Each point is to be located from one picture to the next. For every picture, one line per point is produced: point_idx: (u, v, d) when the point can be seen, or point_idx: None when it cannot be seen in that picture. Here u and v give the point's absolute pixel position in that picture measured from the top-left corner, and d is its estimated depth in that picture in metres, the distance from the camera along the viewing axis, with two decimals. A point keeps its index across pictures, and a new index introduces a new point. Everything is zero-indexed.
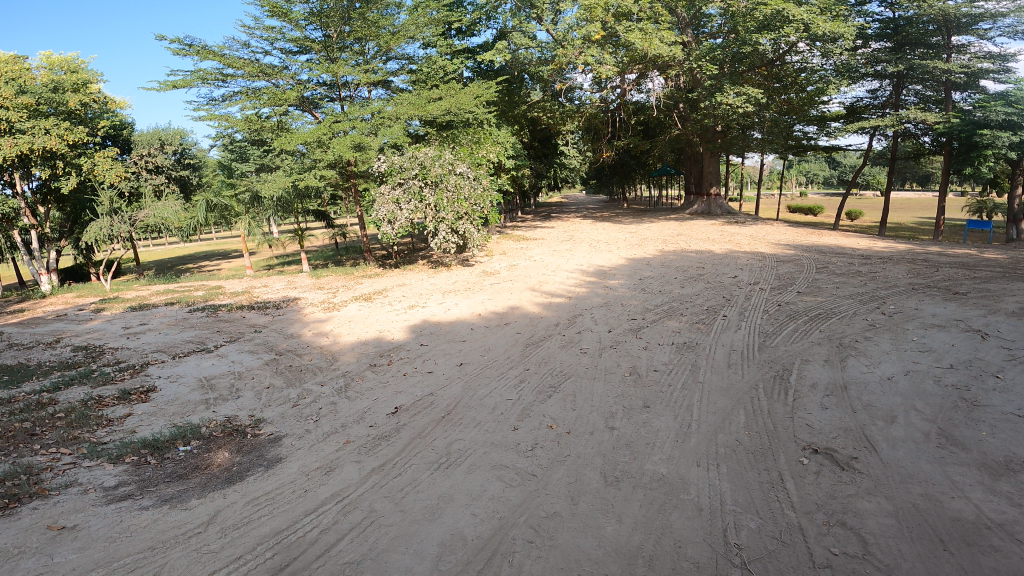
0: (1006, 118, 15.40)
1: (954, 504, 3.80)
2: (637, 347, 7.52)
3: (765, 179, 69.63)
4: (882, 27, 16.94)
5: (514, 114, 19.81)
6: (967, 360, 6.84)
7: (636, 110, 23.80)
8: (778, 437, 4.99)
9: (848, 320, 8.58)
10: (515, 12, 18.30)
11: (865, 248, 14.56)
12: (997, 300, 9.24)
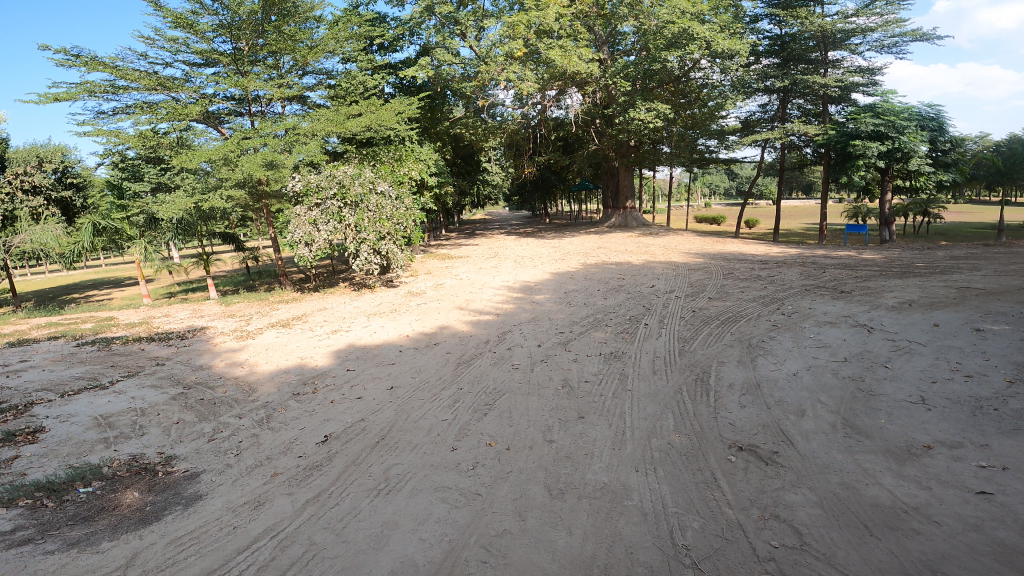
0: (874, 129, 17.30)
1: (871, 492, 4.11)
2: (567, 359, 7.65)
3: (675, 191, 73.29)
4: (772, 44, 18.69)
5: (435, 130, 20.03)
6: (859, 353, 7.51)
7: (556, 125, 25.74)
8: (705, 437, 5.21)
9: (755, 322, 9.16)
10: (438, 28, 18.46)
11: (764, 254, 15.67)
12: (878, 298, 10.20)
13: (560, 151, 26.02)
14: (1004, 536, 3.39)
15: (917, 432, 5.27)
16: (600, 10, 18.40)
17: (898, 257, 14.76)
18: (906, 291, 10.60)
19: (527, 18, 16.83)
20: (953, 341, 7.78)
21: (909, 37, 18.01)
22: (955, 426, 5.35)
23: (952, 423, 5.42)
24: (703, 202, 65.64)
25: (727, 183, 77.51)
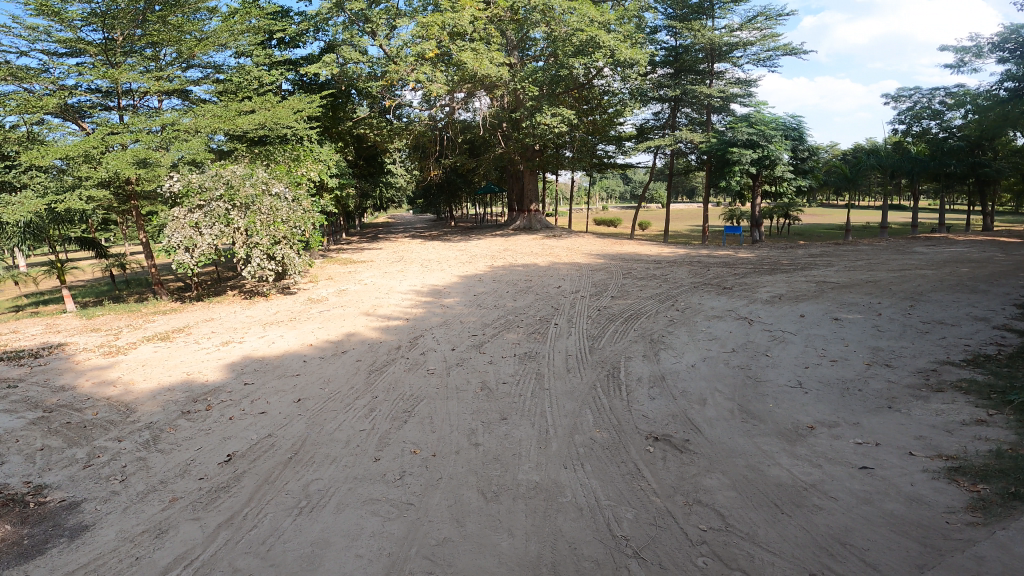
0: (748, 138, 19.00)
1: (774, 471, 4.51)
2: (483, 361, 7.67)
3: (573, 195, 75.82)
4: (667, 55, 20.30)
5: (339, 130, 18.92)
6: (744, 344, 8.21)
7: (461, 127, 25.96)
8: (624, 430, 5.45)
9: (653, 318, 9.68)
10: (347, 26, 17.98)
11: (657, 254, 16.62)
12: (755, 293, 11.19)
13: (466, 153, 25.83)
14: (890, 507, 3.86)
15: (801, 413, 5.86)
16: (513, 14, 18.60)
17: (769, 255, 16.25)
18: (779, 286, 11.71)
19: (440, 19, 16.76)
20: (820, 330, 8.73)
21: (781, 51, 19.98)
22: (831, 407, 6.00)
23: (828, 403, 6.08)
24: (597, 205, 68.40)
25: (620, 186, 81.59)
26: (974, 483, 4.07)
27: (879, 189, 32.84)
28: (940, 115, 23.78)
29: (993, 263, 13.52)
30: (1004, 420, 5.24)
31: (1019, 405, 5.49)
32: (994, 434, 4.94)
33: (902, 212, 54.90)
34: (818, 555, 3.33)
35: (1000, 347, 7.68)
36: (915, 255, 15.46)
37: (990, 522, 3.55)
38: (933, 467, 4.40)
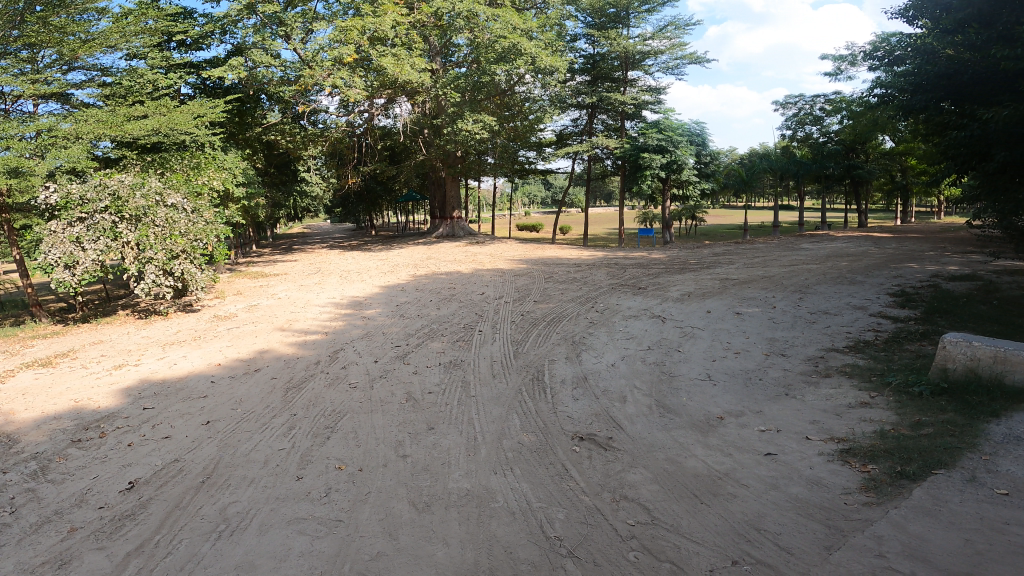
0: (658, 144, 19.91)
1: (692, 462, 4.77)
2: (407, 372, 7.58)
3: (494, 201, 76.26)
4: (585, 62, 21.52)
5: (245, 135, 18.33)
6: (658, 341, 8.61)
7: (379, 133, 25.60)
8: (551, 432, 5.57)
9: (573, 321, 9.94)
10: (259, 28, 17.28)
11: (577, 257, 17.05)
12: (667, 291, 11.76)
13: (385, 160, 25.29)
14: (795, 491, 4.19)
15: (711, 404, 6.23)
16: (437, 20, 18.44)
17: (679, 254, 17.10)
18: (688, 284, 12.36)
19: (362, 24, 16.38)
20: (725, 324, 9.32)
21: (687, 59, 21.10)
22: (738, 397, 6.43)
23: (736, 394, 6.50)
24: (518, 211, 69.15)
25: (541, 190, 83.18)
26: (864, 463, 4.51)
27: (772, 189, 35.35)
28: (821, 120, 25.90)
29: (869, 257, 14.97)
30: (883, 400, 5.85)
31: (894, 386, 6.15)
32: (879, 416, 5.48)
33: (791, 210, 59.54)
34: (736, 541, 3.56)
35: (875, 333, 8.56)
36: (806, 251, 16.81)
37: (879, 500, 3.95)
38: (828, 450, 4.83)
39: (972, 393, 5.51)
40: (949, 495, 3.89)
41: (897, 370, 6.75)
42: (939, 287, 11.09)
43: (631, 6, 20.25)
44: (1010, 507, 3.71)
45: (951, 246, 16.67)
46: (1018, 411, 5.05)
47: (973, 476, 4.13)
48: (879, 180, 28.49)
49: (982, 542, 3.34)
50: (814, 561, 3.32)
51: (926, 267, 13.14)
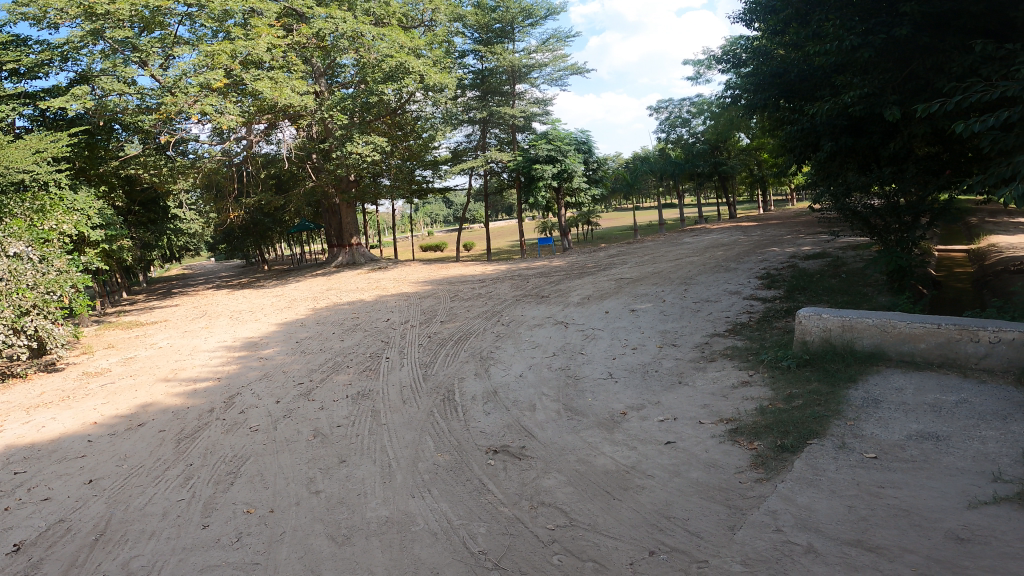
0: (548, 154, 20.60)
1: (601, 461, 4.97)
2: (313, 408, 7.36)
3: (397, 222, 75.33)
4: (474, 78, 21.90)
5: (98, 171, 16.56)
6: (562, 347, 8.91)
7: (264, 163, 24.57)
8: (464, 449, 5.61)
9: (480, 336, 10.04)
10: (108, 55, 16.14)
11: (481, 273, 17.25)
12: (567, 297, 12.16)
13: (271, 190, 24.44)
14: (696, 475, 4.50)
15: (614, 402, 6.53)
16: (319, 42, 18.05)
17: (576, 260, 17.69)
18: (587, 288, 12.84)
19: (232, 48, 15.64)
20: (622, 323, 9.80)
21: (569, 71, 21.98)
22: (638, 391, 6.79)
23: (635, 389, 6.86)
24: (421, 232, 68.71)
25: (443, 209, 83.23)
26: (751, 441, 4.94)
27: (654, 190, 37.50)
28: (688, 122, 27.83)
29: (739, 245, 16.29)
30: (760, 378, 6.43)
31: (767, 362, 6.78)
32: (760, 393, 6.00)
33: (672, 207, 63.55)
34: (650, 532, 3.75)
35: (750, 315, 9.37)
36: (687, 245, 17.99)
37: (770, 475, 4.33)
38: (720, 432, 5.23)
39: (831, 362, 6.20)
40: (827, 463, 4.33)
41: (769, 347, 7.44)
42: (798, 267, 12.30)
43: (515, 20, 20.96)
44: (879, 468, 4.19)
45: (804, 229, 18.55)
46: (870, 374, 5.74)
47: (842, 442, 4.64)
48: (741, 173, 31.12)
49: (862, 506, 3.75)
50: (722, 541, 3.56)
51: (787, 250, 14.54)
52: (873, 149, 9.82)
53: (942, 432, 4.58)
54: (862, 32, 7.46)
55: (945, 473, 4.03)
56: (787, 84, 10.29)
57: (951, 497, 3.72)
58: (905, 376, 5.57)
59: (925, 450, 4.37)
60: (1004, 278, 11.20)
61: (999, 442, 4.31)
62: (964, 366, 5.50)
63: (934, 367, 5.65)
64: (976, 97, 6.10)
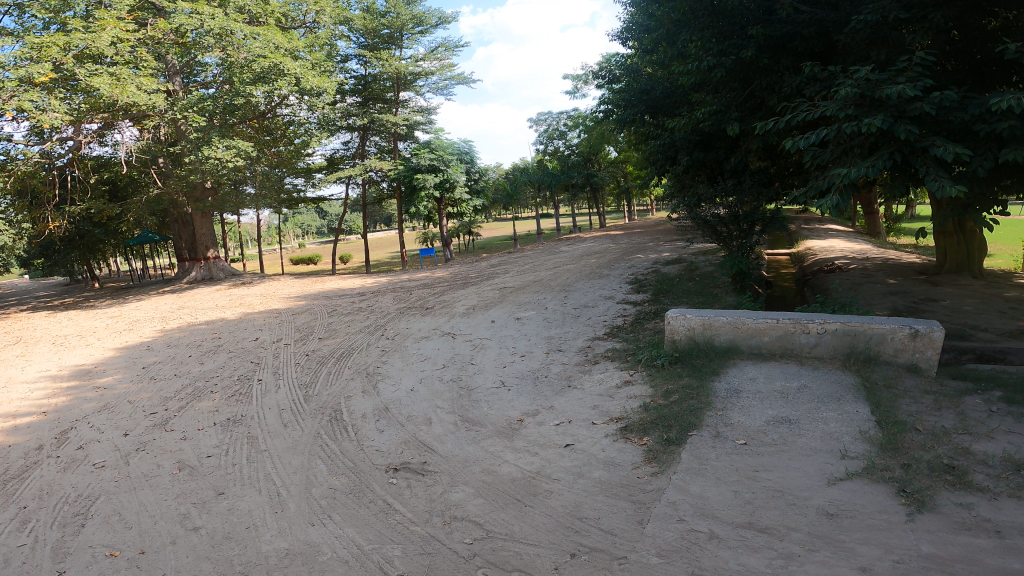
0: (431, 164, 20.60)
1: (506, 468, 5.01)
2: (174, 439, 6.65)
3: (262, 234, 70.81)
4: (356, 83, 21.15)
5: None
6: (452, 357, 8.88)
7: (96, 166, 21.87)
8: (362, 470, 5.38)
9: (365, 352, 9.68)
10: None
11: (359, 286, 16.70)
12: (452, 308, 12.14)
13: (103, 197, 21.83)
14: (598, 474, 4.68)
15: (509, 409, 6.60)
16: (178, 37, 16.54)
17: (460, 270, 17.75)
18: (471, 297, 12.94)
19: (66, 39, 13.61)
20: (509, 331, 9.97)
21: (455, 81, 22.03)
22: (531, 397, 6.93)
23: (527, 395, 7.00)
24: (289, 243, 65.04)
25: (314, 220, 79.55)
26: (641, 437, 5.24)
27: (531, 200, 38.75)
28: (565, 135, 29.06)
29: (610, 253, 17.30)
30: (640, 377, 6.84)
31: (644, 362, 7.23)
32: (640, 391, 6.40)
33: (548, 216, 66.10)
34: (567, 534, 3.84)
35: (624, 318, 9.96)
36: (563, 253, 18.77)
37: (662, 468, 4.62)
38: (612, 431, 5.48)
39: (696, 357, 6.73)
40: (709, 453, 4.70)
41: (644, 347, 7.96)
42: (661, 272, 13.31)
43: (405, 27, 20.77)
44: (752, 454, 4.62)
45: (665, 236, 20.10)
46: (729, 366, 6.32)
47: (717, 432, 5.05)
48: (610, 184, 33.15)
49: (746, 490, 4.11)
50: (634, 536, 3.73)
51: (652, 256, 15.67)
52: (719, 163, 10.84)
53: (793, 416, 5.15)
54: (718, 52, 8.18)
55: (804, 453, 4.54)
56: (653, 100, 11.14)
57: (814, 476, 4.20)
58: (757, 366, 6.20)
59: (784, 434, 4.90)
60: (821, 276, 12.95)
61: (838, 422, 4.94)
62: (801, 355, 6.25)
63: (777, 357, 6.36)
64: (803, 116, 6.95)
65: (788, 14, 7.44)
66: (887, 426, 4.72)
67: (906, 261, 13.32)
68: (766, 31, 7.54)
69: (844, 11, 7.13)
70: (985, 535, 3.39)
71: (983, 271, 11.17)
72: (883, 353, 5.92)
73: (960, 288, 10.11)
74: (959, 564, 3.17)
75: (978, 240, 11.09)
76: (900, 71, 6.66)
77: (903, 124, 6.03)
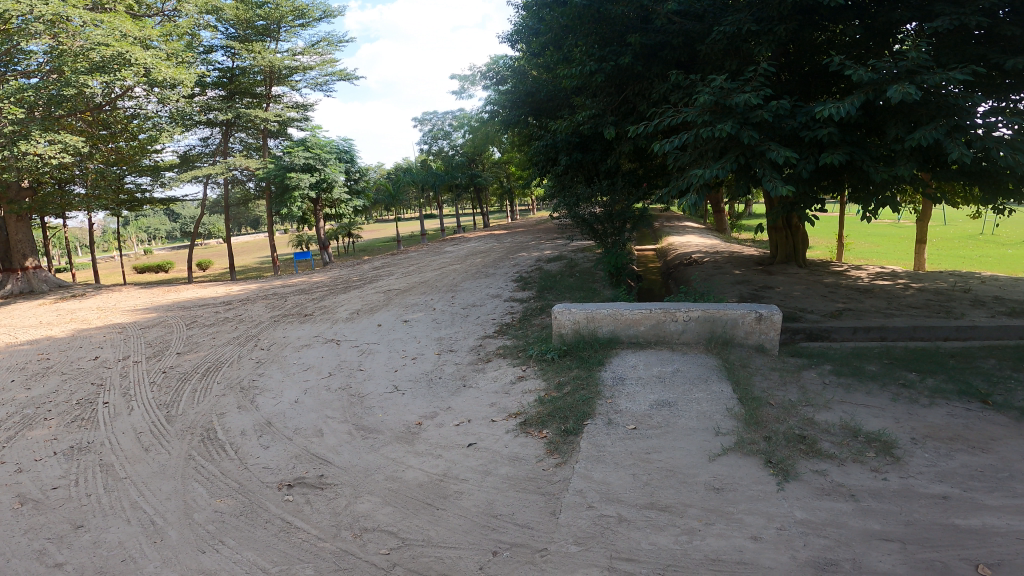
0: (306, 163, 19.70)
1: (411, 474, 4.89)
2: (6, 473, 5.76)
3: (100, 238, 63.18)
4: (219, 76, 19.52)
5: None
6: (338, 365, 8.50)
7: None
8: (250, 489, 4.98)
9: (236, 365, 8.93)
10: None
11: (224, 294, 15.46)
12: (334, 314, 11.63)
13: None
14: (504, 470, 4.72)
15: (406, 414, 6.44)
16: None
17: (339, 274, 17.09)
18: (353, 302, 12.50)
19: None
20: (397, 335, 9.75)
21: (337, 77, 21.06)
22: (427, 399, 6.83)
23: (422, 398, 6.89)
24: (136, 248, 58.69)
25: (163, 223, 72.45)
26: (541, 430, 5.36)
27: (413, 201, 38.20)
28: (450, 135, 28.94)
29: (494, 252, 17.53)
30: (532, 371, 7.00)
31: (536, 357, 7.38)
32: (534, 385, 6.55)
33: (430, 218, 65.60)
34: (485, 533, 3.84)
35: (512, 315, 10.14)
36: (447, 253, 18.72)
37: (565, 459, 4.76)
38: (512, 427, 5.55)
39: (582, 349, 6.98)
40: (604, 439, 4.89)
41: (534, 342, 8.15)
42: (543, 269, 13.72)
43: (284, 19, 19.66)
44: (642, 437, 4.87)
45: (546, 235, 20.72)
46: (613, 356, 6.65)
47: (609, 419, 5.28)
48: (494, 185, 33.70)
49: (643, 473, 4.34)
50: (549, 527, 3.82)
51: (534, 254, 16.09)
52: (595, 164, 11.36)
53: (671, 398, 5.49)
54: (599, 58, 8.61)
55: (685, 433, 4.86)
56: (537, 101, 11.67)
57: (696, 453, 4.52)
58: (636, 354, 6.57)
59: (667, 416, 5.20)
60: (682, 268, 14.06)
61: (709, 400, 5.35)
62: (672, 341, 6.76)
63: (652, 345, 6.80)
64: (667, 120, 7.46)
65: (662, 23, 7.95)
66: (748, 402, 5.23)
67: (748, 254, 14.94)
68: (643, 40, 8.03)
69: (708, 23, 7.74)
70: (843, 499, 3.80)
71: (805, 260, 12.76)
72: (736, 336, 6.59)
73: (790, 276, 11.44)
74: (829, 527, 3.53)
75: (801, 233, 12.65)
76: (748, 80, 7.36)
77: (747, 131, 6.70)
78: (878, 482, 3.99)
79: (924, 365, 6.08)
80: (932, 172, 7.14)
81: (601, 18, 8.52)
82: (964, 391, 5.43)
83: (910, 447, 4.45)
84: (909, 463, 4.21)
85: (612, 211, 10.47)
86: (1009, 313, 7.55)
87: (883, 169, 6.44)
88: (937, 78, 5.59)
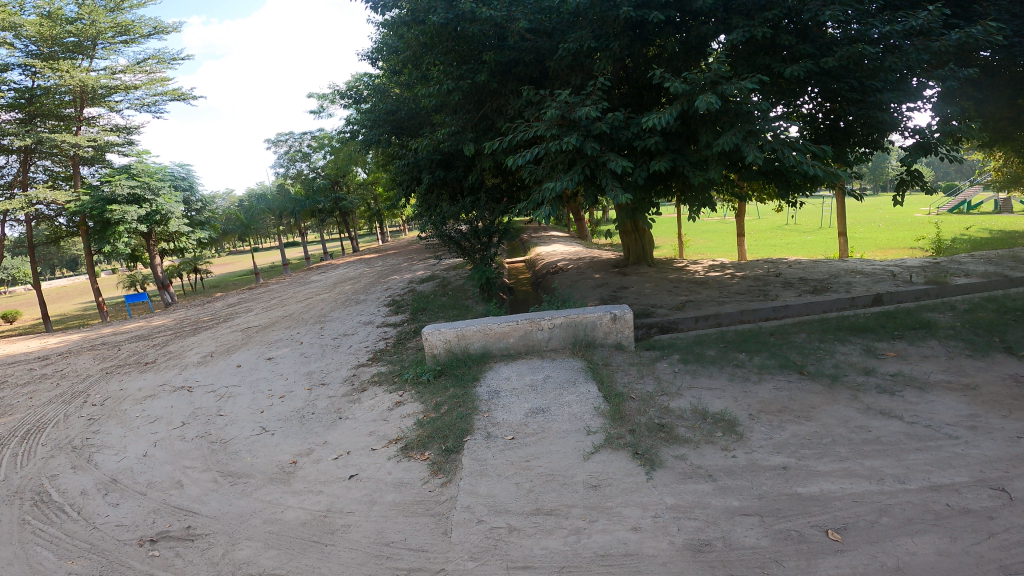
0: (130, 193, 17.87)
1: (291, 514, 4.61)
2: None
3: None
4: (16, 97, 17.16)
5: None
6: (192, 413, 7.77)
7: None
8: (105, 548, 4.43)
9: (64, 424, 7.81)
10: None
11: (38, 349, 13.48)
12: (184, 359, 10.65)
13: None
14: (391, 497, 4.60)
15: (277, 454, 6.04)
16: None
17: (186, 315, 15.75)
18: (205, 344, 11.54)
19: None
20: (261, 374, 9.16)
21: (169, 97, 19.42)
22: (300, 436, 6.47)
23: (294, 435, 6.52)
24: None
25: None
26: (422, 452, 5.27)
27: (272, 229, 36.20)
28: (309, 156, 27.91)
29: (364, 277, 17.08)
30: (409, 395, 6.88)
31: (411, 380, 7.28)
32: (411, 408, 6.45)
33: (293, 245, 62.55)
34: (380, 562, 3.74)
35: (386, 341, 9.94)
36: (314, 282, 17.96)
37: (449, 477, 4.73)
38: (394, 453, 5.42)
39: (456, 367, 6.96)
40: (485, 453, 4.93)
41: (409, 365, 8.04)
42: (415, 291, 13.59)
43: (103, 35, 17.99)
44: (520, 446, 4.97)
45: (417, 256, 20.48)
46: (486, 370, 6.73)
47: (488, 432, 5.32)
48: (360, 207, 32.98)
49: (525, 480, 4.43)
50: (443, 547, 3.79)
51: (406, 276, 15.89)
52: (459, 181, 11.52)
53: (544, 405, 5.66)
54: (457, 76, 8.82)
55: (559, 436, 5.03)
56: (399, 119, 11.62)
57: (572, 454, 4.70)
58: (508, 366, 6.71)
59: (541, 422, 5.35)
60: (548, 278, 14.63)
61: (578, 402, 5.59)
62: (540, 349, 6.99)
63: (522, 355, 6.98)
64: (519, 135, 7.73)
65: (515, 41, 8.27)
66: (612, 398, 5.53)
67: (605, 259, 15.90)
68: (498, 57, 8.31)
69: (556, 40, 8.14)
70: (704, 481, 4.14)
71: (653, 260, 13.84)
72: (597, 337, 6.98)
73: (641, 276, 12.31)
74: (697, 510, 3.83)
75: (648, 235, 13.70)
76: (590, 94, 7.82)
77: (590, 141, 7.12)
78: (729, 460, 4.40)
79: (753, 346, 6.81)
80: (739, 173, 7.99)
81: (459, 37, 8.72)
82: (785, 364, 6.18)
83: (749, 424, 4.96)
84: (752, 439, 4.69)
85: (478, 227, 10.67)
86: (812, 291, 8.73)
87: (699, 172, 7.19)
88: (734, 88, 6.27)
